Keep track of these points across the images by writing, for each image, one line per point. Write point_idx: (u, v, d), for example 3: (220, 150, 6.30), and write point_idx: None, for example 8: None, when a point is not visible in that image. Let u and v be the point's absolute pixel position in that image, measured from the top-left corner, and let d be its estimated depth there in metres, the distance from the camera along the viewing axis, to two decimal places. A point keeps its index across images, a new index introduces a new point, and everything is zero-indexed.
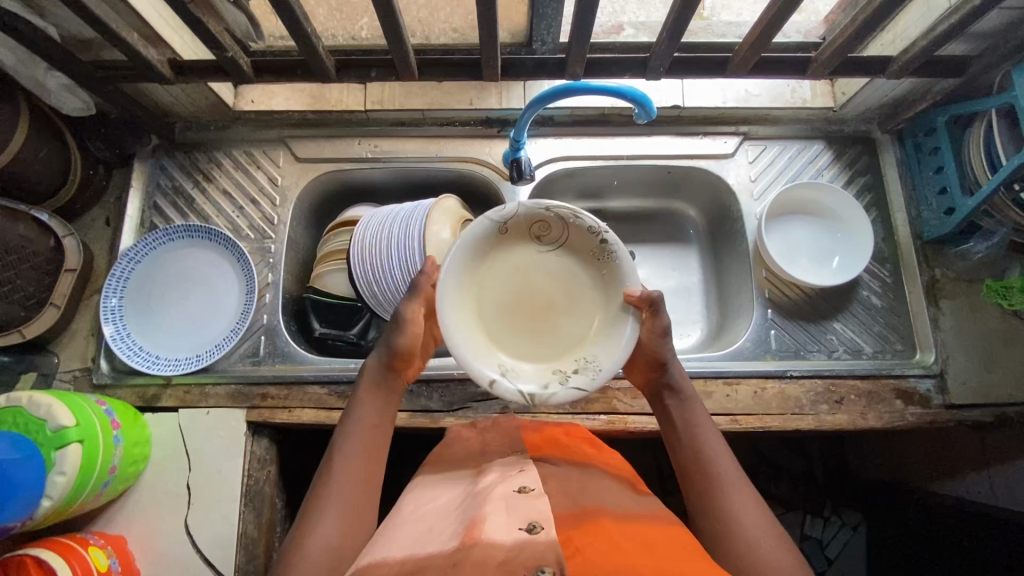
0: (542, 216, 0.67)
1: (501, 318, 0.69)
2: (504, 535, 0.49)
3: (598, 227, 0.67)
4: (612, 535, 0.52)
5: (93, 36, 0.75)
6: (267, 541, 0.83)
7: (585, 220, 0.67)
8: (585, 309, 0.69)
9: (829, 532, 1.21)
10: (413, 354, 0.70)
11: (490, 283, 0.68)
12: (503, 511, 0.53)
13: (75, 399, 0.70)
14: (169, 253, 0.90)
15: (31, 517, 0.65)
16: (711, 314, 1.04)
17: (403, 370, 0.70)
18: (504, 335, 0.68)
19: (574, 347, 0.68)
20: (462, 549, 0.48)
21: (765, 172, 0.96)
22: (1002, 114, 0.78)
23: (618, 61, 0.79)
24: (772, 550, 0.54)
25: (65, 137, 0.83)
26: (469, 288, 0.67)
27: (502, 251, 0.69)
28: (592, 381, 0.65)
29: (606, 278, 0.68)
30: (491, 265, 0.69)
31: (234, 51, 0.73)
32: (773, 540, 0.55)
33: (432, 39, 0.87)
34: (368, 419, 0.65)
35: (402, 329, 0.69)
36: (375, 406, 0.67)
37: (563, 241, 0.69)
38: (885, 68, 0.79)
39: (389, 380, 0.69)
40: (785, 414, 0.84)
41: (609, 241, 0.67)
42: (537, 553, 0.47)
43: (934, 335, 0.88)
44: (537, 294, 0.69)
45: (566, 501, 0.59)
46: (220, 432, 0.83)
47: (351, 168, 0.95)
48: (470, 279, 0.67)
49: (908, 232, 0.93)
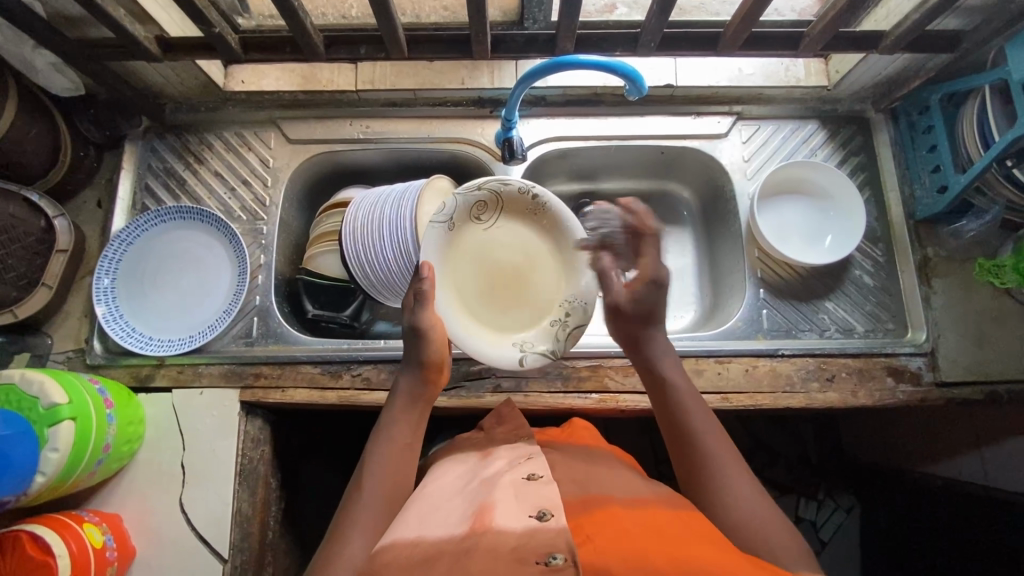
0: (477, 198, 0.78)
1: (489, 301, 0.80)
2: (514, 522, 0.50)
3: (526, 185, 0.79)
4: (621, 520, 0.52)
5: (79, 14, 0.74)
6: (261, 519, 0.84)
7: (511, 183, 0.79)
8: (544, 257, 0.82)
9: (823, 514, 1.22)
10: (444, 361, 0.72)
11: (466, 278, 0.80)
12: (513, 499, 0.54)
13: (68, 377, 0.71)
14: (162, 236, 0.90)
15: (25, 493, 0.66)
16: (704, 296, 1.04)
17: (435, 380, 0.72)
18: (500, 315, 0.81)
19: (555, 297, 0.82)
20: (474, 535, 0.50)
21: (759, 152, 0.96)
22: (995, 90, 0.77)
23: (609, 37, 0.78)
24: (768, 518, 0.55)
25: (55, 117, 0.83)
26: (453, 292, 0.78)
27: (462, 245, 0.79)
28: (583, 315, 0.80)
29: (546, 223, 0.82)
30: (459, 262, 0.79)
31: (221, 27, 0.72)
32: (768, 508, 0.55)
33: (422, 17, 0.86)
34: (402, 437, 0.66)
35: (427, 338, 0.70)
36: (408, 424, 0.68)
37: (502, 208, 0.80)
38: (878, 44, 0.79)
39: (422, 389, 0.71)
40: (777, 391, 0.84)
41: (539, 194, 0.80)
42: (548, 539, 0.48)
43: (926, 312, 0.88)
44: (503, 264, 0.81)
45: (576, 488, 0.59)
46: (214, 412, 0.83)
47: (344, 149, 0.95)
48: (452, 283, 0.78)
49: (902, 212, 0.92)
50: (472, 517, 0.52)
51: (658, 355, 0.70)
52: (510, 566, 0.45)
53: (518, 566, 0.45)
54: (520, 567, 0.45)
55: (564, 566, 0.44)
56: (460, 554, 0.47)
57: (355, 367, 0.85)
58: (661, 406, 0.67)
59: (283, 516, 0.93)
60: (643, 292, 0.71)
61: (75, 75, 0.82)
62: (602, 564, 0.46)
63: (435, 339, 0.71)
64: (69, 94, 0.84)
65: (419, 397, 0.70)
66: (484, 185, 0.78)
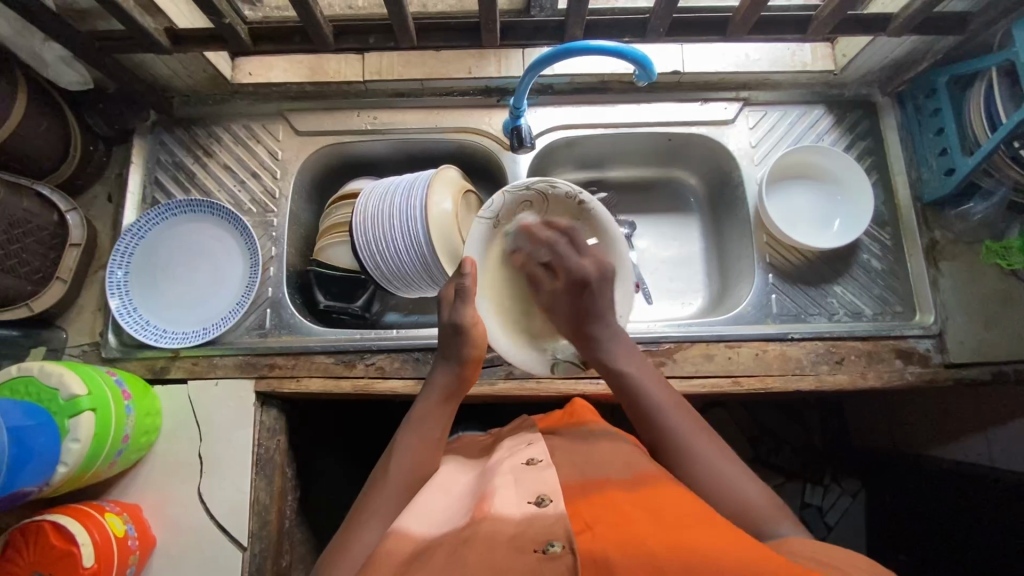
0: (523, 198, 0.76)
1: (523, 302, 0.80)
2: (512, 509, 0.50)
3: (575, 191, 0.76)
4: (620, 505, 0.51)
5: (88, 6, 0.74)
6: (278, 508, 0.85)
7: (559, 185, 0.76)
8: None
9: (829, 499, 1.23)
10: (481, 359, 0.72)
11: (502, 277, 0.79)
12: (513, 485, 0.55)
13: (87, 369, 0.72)
14: (175, 228, 0.90)
15: (47, 484, 0.66)
16: (712, 282, 1.04)
17: (467, 382, 0.72)
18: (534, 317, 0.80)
19: None
20: (473, 524, 0.50)
21: (766, 138, 0.96)
22: (1002, 72, 0.77)
23: (617, 23, 0.79)
24: (742, 482, 0.59)
25: (64, 111, 0.83)
26: (489, 292, 0.78)
27: (503, 244, 0.78)
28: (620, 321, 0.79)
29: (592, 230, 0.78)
30: (499, 259, 0.79)
31: (230, 17, 0.73)
32: (739, 472, 0.60)
33: (429, 7, 0.87)
34: (430, 433, 0.67)
35: (467, 337, 0.70)
36: (437, 422, 0.68)
37: (548, 211, 0.78)
38: (886, 27, 0.79)
39: (453, 394, 0.71)
40: (787, 374, 0.85)
41: (587, 201, 0.76)
42: (546, 528, 0.47)
43: (934, 295, 0.88)
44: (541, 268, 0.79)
45: (574, 472, 0.59)
46: (230, 403, 0.84)
47: (352, 141, 0.96)
48: (489, 281, 0.78)
49: (908, 194, 0.93)
50: (473, 508, 0.53)
51: (610, 351, 0.71)
52: (508, 554, 0.44)
53: (515, 553, 0.44)
54: (519, 555, 0.44)
55: (562, 553, 0.44)
56: (459, 543, 0.47)
57: (368, 357, 0.86)
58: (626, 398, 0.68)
59: (299, 505, 0.94)
60: (569, 293, 0.74)
61: (83, 69, 0.83)
62: (598, 549, 0.45)
63: (474, 337, 0.70)
64: (78, 88, 0.84)
65: (451, 396, 0.71)
66: (531, 186, 0.76)
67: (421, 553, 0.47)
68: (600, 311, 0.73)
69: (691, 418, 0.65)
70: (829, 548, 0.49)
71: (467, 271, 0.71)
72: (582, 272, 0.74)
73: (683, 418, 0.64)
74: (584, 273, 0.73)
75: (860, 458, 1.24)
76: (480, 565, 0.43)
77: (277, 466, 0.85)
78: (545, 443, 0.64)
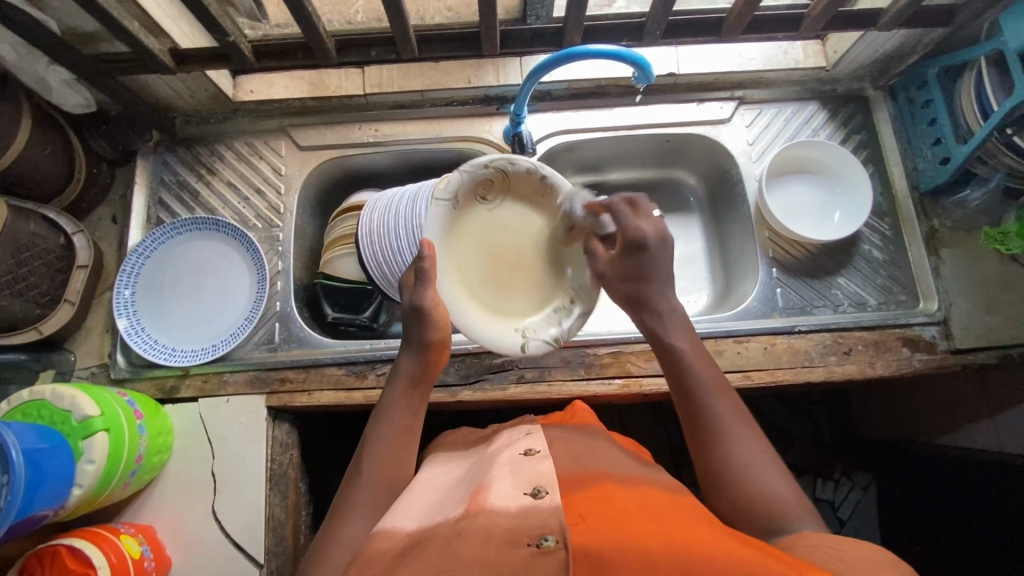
0: (483, 177, 0.72)
1: (486, 286, 0.75)
2: (509, 501, 0.50)
3: (536, 167, 0.72)
4: (615, 500, 0.51)
5: (93, 29, 0.75)
6: (294, 523, 0.84)
7: (520, 163, 0.72)
8: (546, 242, 0.76)
9: (841, 493, 1.23)
10: (445, 342, 0.69)
11: (467, 262, 0.74)
12: (508, 476, 0.54)
13: (99, 391, 0.71)
14: (158, 244, 0.89)
15: (63, 507, 0.65)
16: (716, 279, 1.05)
17: (433, 366, 0.69)
18: (501, 300, 0.75)
19: (560, 286, 0.76)
20: (468, 517, 0.49)
21: (763, 135, 0.97)
22: (991, 61, 0.79)
23: (613, 28, 0.80)
24: (774, 479, 0.58)
25: (68, 134, 0.84)
26: (454, 272, 0.73)
27: (466, 227, 0.74)
28: (588, 301, 0.75)
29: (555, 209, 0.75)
30: (457, 242, 0.73)
31: (235, 35, 0.74)
32: (773, 468, 0.59)
33: (427, 19, 0.88)
34: (402, 423, 0.66)
35: (430, 319, 0.67)
36: (408, 410, 0.67)
37: (508, 189, 0.74)
38: (876, 22, 0.81)
39: (422, 381, 0.68)
40: (796, 367, 0.86)
41: (548, 177, 0.73)
42: (542, 520, 0.47)
43: (936, 282, 0.90)
44: (503, 249, 0.76)
45: (571, 464, 0.57)
46: (241, 419, 0.84)
47: (354, 153, 0.96)
48: (452, 267, 0.73)
49: (905, 184, 0.94)
50: (469, 499, 0.52)
51: (664, 321, 0.68)
52: (502, 548, 0.44)
53: (508, 547, 0.44)
54: (511, 549, 0.44)
55: (555, 548, 0.44)
56: (453, 535, 0.47)
57: (379, 367, 0.86)
58: (672, 374, 0.66)
59: (313, 520, 0.93)
60: (625, 255, 0.68)
61: (86, 92, 0.84)
62: (593, 547, 0.45)
63: (438, 320, 0.67)
64: (82, 110, 0.86)
65: (420, 383, 0.68)
66: (491, 164, 0.71)
67: (433, 543, 0.47)
68: (656, 274, 0.68)
69: (733, 404, 0.63)
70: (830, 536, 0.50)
71: (426, 253, 0.66)
72: (640, 233, 0.66)
73: (727, 401, 0.63)
74: (640, 234, 0.66)
75: (870, 451, 1.23)
76: (474, 557, 0.44)
77: (291, 481, 0.84)
78: (542, 433, 0.64)
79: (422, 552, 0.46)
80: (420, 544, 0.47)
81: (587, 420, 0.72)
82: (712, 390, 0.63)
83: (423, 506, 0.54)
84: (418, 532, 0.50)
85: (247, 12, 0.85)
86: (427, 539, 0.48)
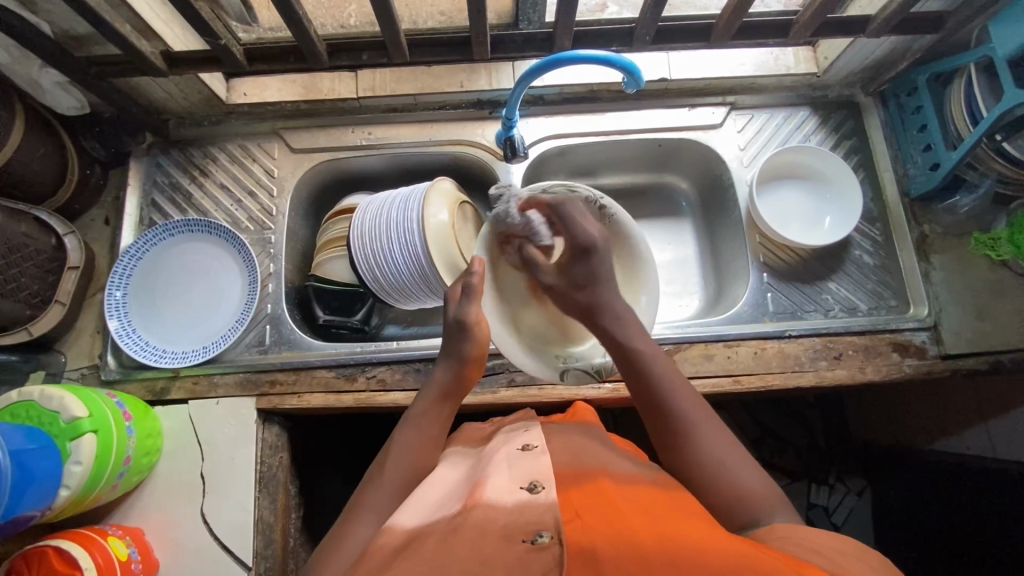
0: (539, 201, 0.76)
1: (527, 311, 0.80)
2: (504, 496, 0.49)
3: (595, 196, 0.75)
4: (612, 496, 0.50)
5: (86, 32, 0.76)
6: (283, 526, 0.84)
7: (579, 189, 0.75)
8: None
9: (835, 498, 1.22)
10: (480, 358, 0.72)
11: (511, 285, 0.79)
12: (505, 471, 0.54)
13: (88, 393, 0.71)
14: (169, 248, 0.90)
15: (49, 508, 0.65)
16: (708, 283, 1.05)
17: (467, 379, 0.72)
18: (541, 329, 0.80)
19: None
20: (462, 513, 0.49)
21: (754, 140, 0.98)
22: (981, 67, 0.79)
23: (604, 33, 0.81)
24: (746, 476, 0.57)
25: (61, 135, 0.84)
26: (499, 302, 0.77)
27: (513, 249, 0.78)
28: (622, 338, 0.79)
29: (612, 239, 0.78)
30: (504, 265, 0.78)
31: (227, 38, 0.75)
32: (745, 465, 0.58)
33: (420, 23, 0.89)
34: (430, 430, 0.67)
35: (469, 335, 0.70)
36: (436, 419, 0.68)
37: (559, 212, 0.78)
38: (865, 28, 0.82)
39: (454, 390, 0.71)
40: (786, 372, 0.86)
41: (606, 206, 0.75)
42: (536, 516, 0.47)
43: (926, 288, 0.90)
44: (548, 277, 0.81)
45: (567, 459, 0.57)
46: (232, 421, 0.84)
47: (347, 156, 0.97)
48: (496, 289, 0.77)
49: (896, 190, 0.95)
50: (466, 496, 0.52)
51: (620, 320, 0.68)
52: (496, 544, 0.44)
53: (504, 542, 0.44)
54: (507, 545, 0.44)
55: (549, 544, 0.44)
56: (446, 533, 0.47)
57: (369, 369, 0.86)
58: (633, 377, 0.65)
59: (302, 523, 0.93)
60: (574, 261, 0.70)
61: (80, 94, 0.84)
62: (588, 542, 0.44)
63: (476, 336, 0.71)
64: (76, 113, 0.86)
65: (452, 393, 0.71)
66: (549, 189, 0.75)
67: (414, 545, 0.47)
68: (602, 275, 0.70)
69: (701, 406, 0.62)
70: (807, 528, 0.50)
71: (475, 270, 0.73)
72: (587, 237, 0.70)
73: (692, 405, 0.62)
74: (587, 239, 0.69)
75: (862, 456, 1.23)
76: (469, 555, 0.44)
77: (281, 483, 0.84)
78: (540, 429, 0.64)
79: (402, 555, 0.46)
80: (414, 542, 0.47)
81: (587, 419, 0.72)
82: (677, 394, 0.62)
83: (406, 510, 0.54)
84: (409, 532, 0.50)
85: (238, 16, 0.86)
86: (416, 539, 0.48)
